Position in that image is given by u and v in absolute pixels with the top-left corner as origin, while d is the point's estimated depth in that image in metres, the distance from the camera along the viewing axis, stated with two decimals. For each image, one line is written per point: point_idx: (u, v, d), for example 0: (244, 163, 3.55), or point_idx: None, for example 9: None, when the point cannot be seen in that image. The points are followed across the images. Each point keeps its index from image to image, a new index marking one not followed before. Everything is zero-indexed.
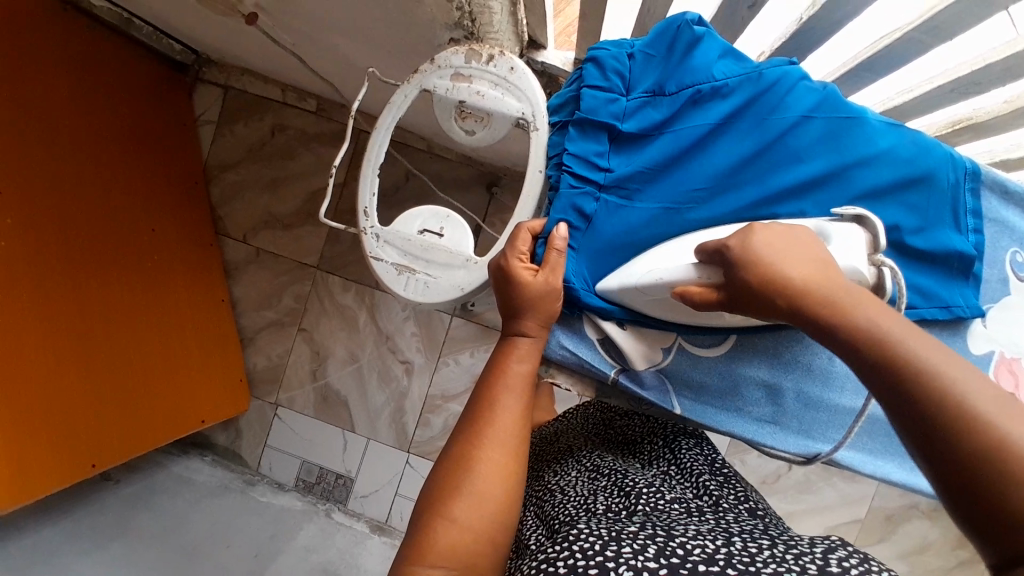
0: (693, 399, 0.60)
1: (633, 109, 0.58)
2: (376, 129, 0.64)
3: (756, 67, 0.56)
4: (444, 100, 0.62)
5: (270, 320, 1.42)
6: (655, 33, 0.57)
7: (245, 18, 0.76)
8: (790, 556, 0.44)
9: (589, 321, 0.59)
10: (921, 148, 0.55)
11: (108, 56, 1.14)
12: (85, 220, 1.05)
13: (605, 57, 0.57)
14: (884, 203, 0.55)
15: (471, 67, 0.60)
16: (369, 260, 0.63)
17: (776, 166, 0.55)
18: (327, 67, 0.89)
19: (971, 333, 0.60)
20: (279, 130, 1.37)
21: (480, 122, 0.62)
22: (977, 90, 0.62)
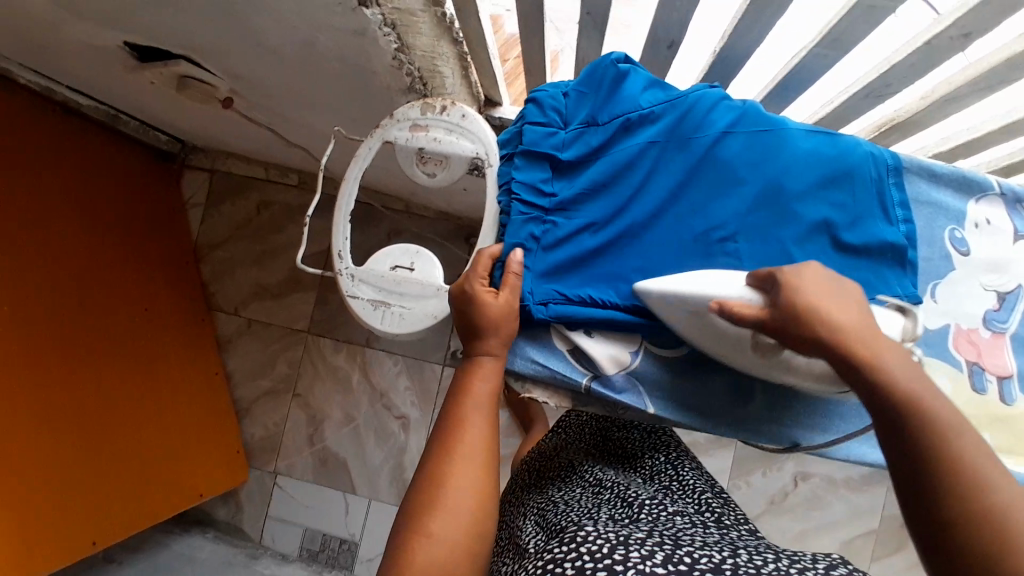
0: (664, 398, 0.62)
1: (572, 140, 0.63)
2: (346, 180, 0.69)
3: (678, 93, 0.62)
4: (405, 149, 0.67)
5: (265, 388, 1.43)
6: (585, 74, 0.64)
7: (221, 101, 0.82)
8: (794, 570, 0.47)
9: (557, 333, 0.62)
10: (839, 147, 0.61)
11: (98, 151, 1.22)
12: (79, 304, 1.09)
13: (543, 97, 0.64)
14: (814, 200, 0.60)
15: (426, 118, 0.66)
16: (346, 298, 0.67)
17: (705, 178, 0.61)
18: (303, 141, 0.96)
19: (924, 309, 0.64)
20: (264, 206, 1.44)
21: (439, 164, 0.67)
22: (886, 92, 0.68)
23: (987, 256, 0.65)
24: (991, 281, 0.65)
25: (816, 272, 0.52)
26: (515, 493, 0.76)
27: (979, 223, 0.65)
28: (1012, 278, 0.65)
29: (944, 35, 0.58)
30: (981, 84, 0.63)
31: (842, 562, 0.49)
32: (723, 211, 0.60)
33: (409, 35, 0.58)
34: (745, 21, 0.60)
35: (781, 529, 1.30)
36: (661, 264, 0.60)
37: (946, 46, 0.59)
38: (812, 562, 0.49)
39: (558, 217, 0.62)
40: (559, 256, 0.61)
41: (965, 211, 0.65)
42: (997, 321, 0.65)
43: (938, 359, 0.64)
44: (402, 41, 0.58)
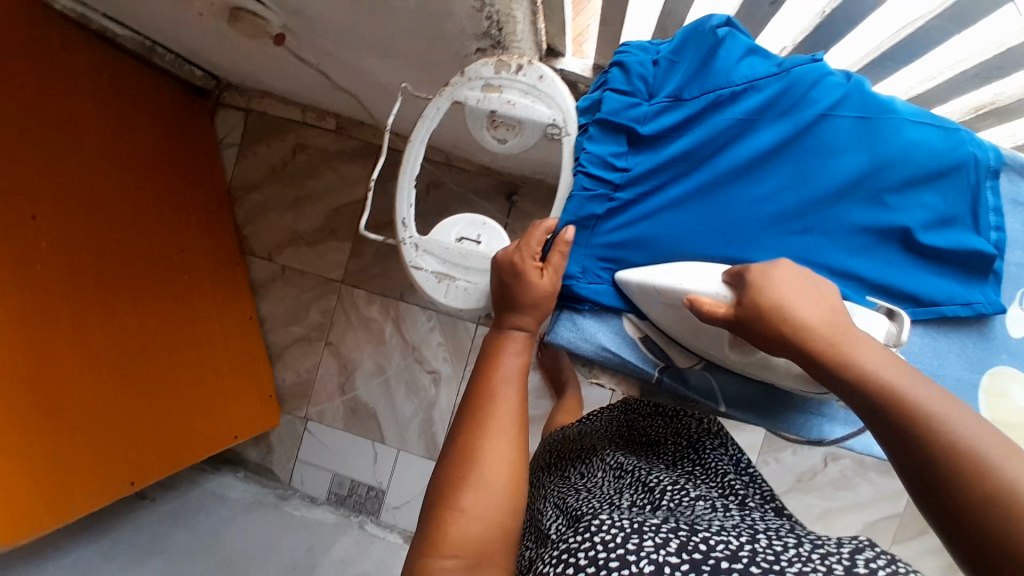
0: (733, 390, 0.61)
1: (655, 113, 0.58)
2: (411, 143, 0.64)
3: (781, 66, 0.56)
4: (476, 111, 0.62)
5: (297, 335, 1.44)
6: (679, 39, 0.58)
7: (273, 40, 0.77)
8: (817, 555, 0.44)
9: (628, 320, 0.60)
10: (954, 138, 0.55)
11: (134, 85, 1.18)
12: (119, 246, 1.08)
13: (631, 61, 0.58)
14: (912, 195, 0.55)
15: (500, 78, 0.61)
16: (409, 269, 0.64)
17: (792, 162, 0.57)
18: (352, 84, 0.92)
19: (1010, 318, 0.59)
20: (301, 150, 1.40)
21: (510, 130, 0.63)
22: (997, 74, 0.63)
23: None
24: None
25: (793, 272, 0.49)
26: (539, 472, 0.77)
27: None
28: None
29: None
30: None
31: (870, 544, 0.45)
32: (806, 200, 0.56)
33: None
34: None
35: (807, 506, 1.30)
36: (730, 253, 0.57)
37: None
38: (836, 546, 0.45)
39: (630, 195, 0.59)
40: (623, 238, 0.58)
41: None
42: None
43: (1019, 368, 0.59)
44: None
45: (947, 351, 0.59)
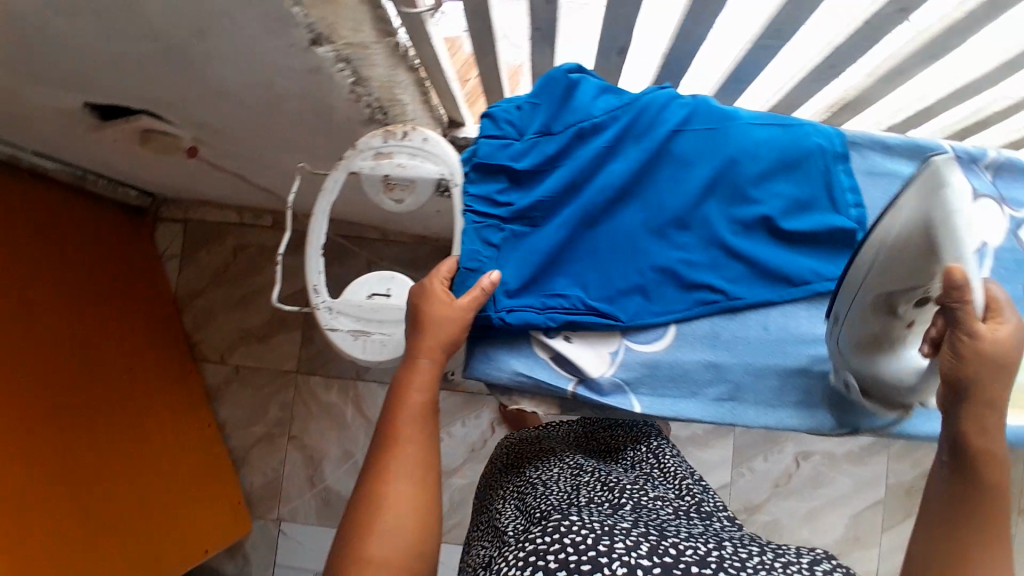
0: (649, 393, 0.63)
1: (527, 150, 0.63)
2: (313, 217, 0.62)
3: (632, 98, 0.63)
4: (371, 178, 0.63)
5: (260, 435, 1.41)
6: (538, 86, 0.64)
7: (187, 152, 0.82)
8: (778, 564, 0.48)
9: (537, 342, 0.62)
10: (791, 134, 0.63)
11: (69, 215, 1.20)
12: (61, 374, 1.08)
13: (497, 112, 0.64)
14: (766, 186, 0.63)
15: (389, 145, 0.62)
16: (325, 332, 0.62)
17: (659, 177, 0.63)
18: (273, 182, 0.96)
19: None
20: (241, 250, 1.43)
21: (405, 190, 0.64)
22: (830, 75, 0.67)
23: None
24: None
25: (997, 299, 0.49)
26: (495, 475, 0.80)
27: None
28: None
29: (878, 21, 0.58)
30: (926, 53, 0.62)
31: (828, 557, 0.50)
32: (676, 208, 0.63)
33: (365, 66, 0.59)
34: (692, 15, 0.58)
35: (790, 512, 1.31)
36: (619, 264, 0.63)
37: (886, 21, 0.57)
38: (798, 557, 0.50)
39: (519, 226, 0.63)
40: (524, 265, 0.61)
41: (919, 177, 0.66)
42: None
43: None
44: (358, 74, 0.59)
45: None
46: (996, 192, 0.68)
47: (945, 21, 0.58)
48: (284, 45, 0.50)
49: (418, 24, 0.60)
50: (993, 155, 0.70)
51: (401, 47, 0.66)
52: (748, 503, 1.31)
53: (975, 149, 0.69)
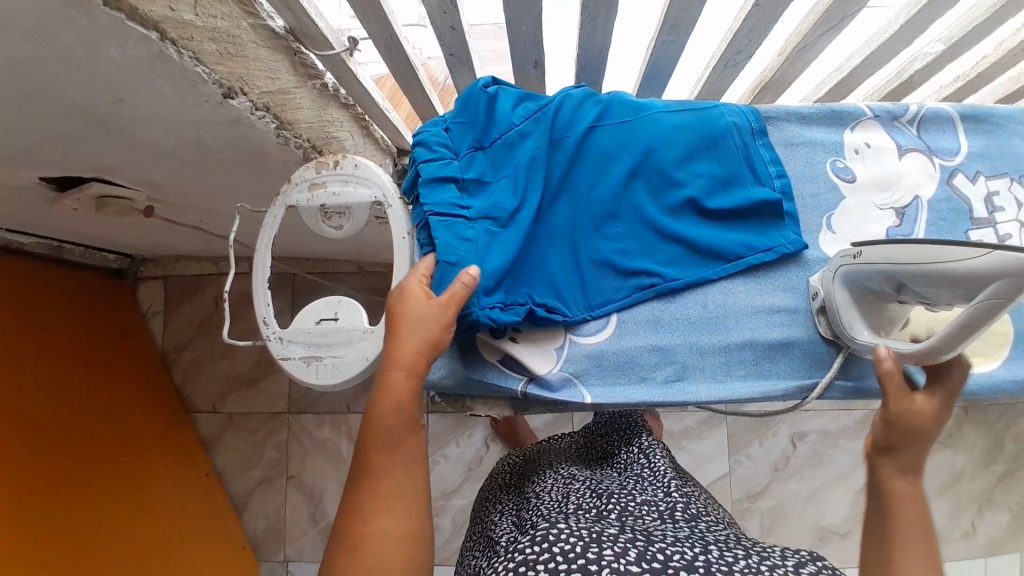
0: (599, 383, 0.61)
1: (466, 165, 0.62)
2: (257, 252, 0.62)
3: (548, 102, 0.63)
4: (308, 209, 0.63)
5: (259, 478, 1.43)
6: (458, 105, 0.63)
7: (143, 211, 0.85)
8: (763, 564, 0.50)
9: (484, 345, 0.62)
10: (706, 116, 0.63)
11: (49, 284, 1.24)
12: (53, 439, 1.10)
13: (427, 137, 0.61)
14: (690, 167, 0.63)
15: (322, 175, 0.62)
16: (279, 361, 0.61)
17: (587, 174, 0.64)
18: (233, 229, 0.99)
19: (822, 240, 0.65)
20: (222, 299, 1.46)
21: (343, 216, 0.63)
22: (740, 59, 0.67)
23: (875, 177, 0.67)
24: (887, 199, 0.67)
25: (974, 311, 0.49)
26: (497, 494, 0.80)
27: (859, 149, 0.67)
28: (907, 192, 0.67)
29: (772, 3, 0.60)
30: (826, 24, 0.61)
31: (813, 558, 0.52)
32: (609, 201, 0.63)
33: (287, 111, 0.62)
34: (589, 14, 0.58)
35: (794, 494, 1.31)
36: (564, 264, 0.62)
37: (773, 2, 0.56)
38: (782, 560, 0.51)
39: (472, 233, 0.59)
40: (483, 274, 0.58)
41: (841, 142, 0.68)
42: (903, 235, 0.66)
43: None
44: (280, 120, 0.61)
45: (774, 290, 0.64)
46: (922, 145, 0.68)
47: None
48: (198, 100, 0.53)
49: (340, 63, 0.62)
50: (915, 109, 0.68)
51: (330, 87, 0.67)
52: (750, 490, 1.31)
53: (894, 107, 0.68)
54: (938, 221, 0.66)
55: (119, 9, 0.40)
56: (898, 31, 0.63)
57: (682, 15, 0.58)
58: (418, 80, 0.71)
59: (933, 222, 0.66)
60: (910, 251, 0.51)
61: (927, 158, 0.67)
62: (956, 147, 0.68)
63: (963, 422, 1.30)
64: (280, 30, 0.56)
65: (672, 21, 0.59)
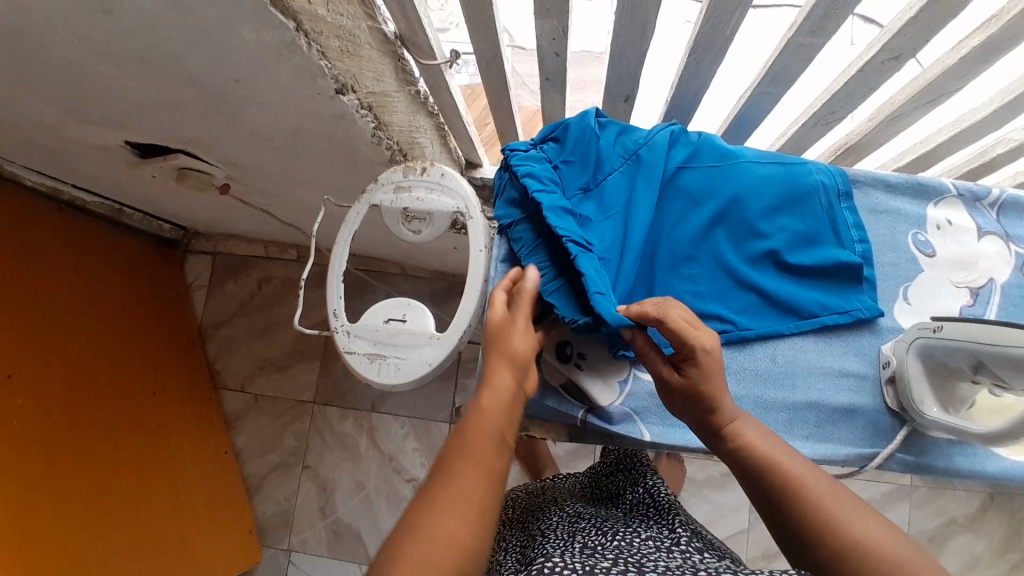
0: (659, 423, 0.60)
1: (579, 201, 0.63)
2: (336, 245, 0.64)
3: (639, 139, 0.64)
4: (391, 211, 0.65)
5: (275, 463, 1.43)
6: (568, 140, 0.64)
7: (218, 187, 0.88)
8: None
9: (550, 368, 0.61)
10: (797, 171, 0.63)
11: (105, 246, 1.27)
12: (85, 398, 1.12)
13: (536, 168, 0.61)
14: (776, 220, 0.63)
15: (408, 179, 0.64)
16: (344, 355, 0.62)
17: (673, 213, 0.64)
18: (295, 216, 1.01)
19: (897, 310, 0.64)
20: (265, 282, 1.48)
21: (424, 221, 0.64)
22: (831, 119, 0.66)
23: (951, 255, 0.65)
24: (962, 278, 0.64)
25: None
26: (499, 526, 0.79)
27: (941, 224, 0.66)
28: (983, 273, 0.64)
29: None
30: (924, 97, 0.60)
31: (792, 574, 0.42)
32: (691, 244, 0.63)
33: (385, 112, 0.63)
34: (693, 59, 0.59)
35: None
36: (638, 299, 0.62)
37: (880, 68, 0.55)
38: None
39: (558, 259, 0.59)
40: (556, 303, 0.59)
41: (925, 215, 0.66)
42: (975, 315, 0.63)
43: None
44: (379, 119, 0.63)
45: (843, 354, 0.63)
46: (999, 230, 0.65)
47: (938, 68, 0.56)
48: (312, 93, 0.55)
49: (439, 73, 0.64)
50: (997, 192, 0.66)
51: (422, 95, 0.70)
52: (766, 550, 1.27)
53: (978, 188, 0.66)
54: (1012, 307, 0.64)
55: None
56: (995, 112, 0.61)
57: (785, 72, 0.58)
58: (507, 99, 0.72)
59: (1005, 307, 0.64)
60: (996, 334, 0.50)
61: (1004, 244, 0.65)
62: None
63: (998, 513, 1.25)
64: (391, 34, 0.58)
65: (774, 76, 0.59)
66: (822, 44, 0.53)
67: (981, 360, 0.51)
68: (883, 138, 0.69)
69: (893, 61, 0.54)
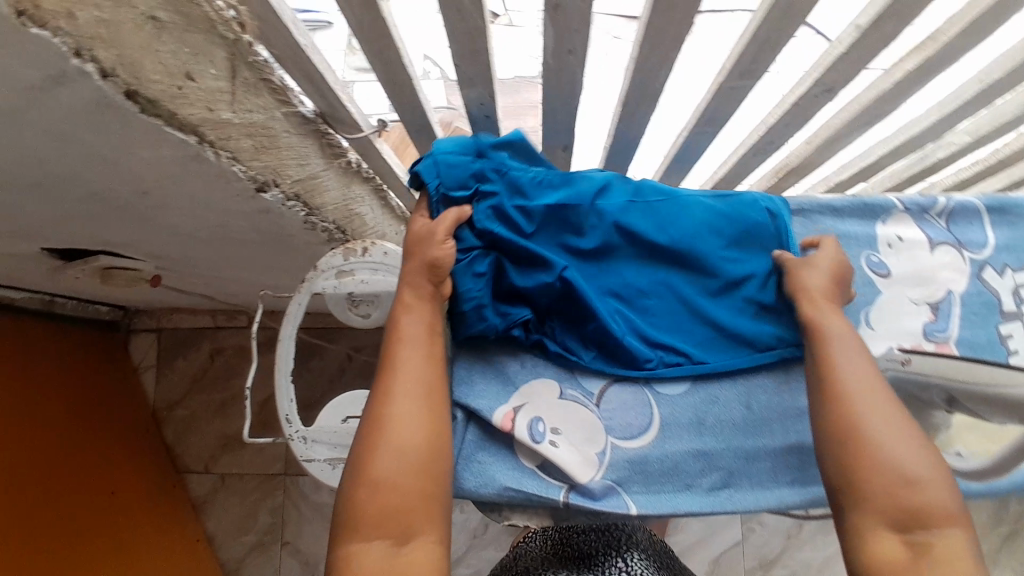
0: (642, 490, 0.59)
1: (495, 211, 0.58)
2: (280, 341, 0.60)
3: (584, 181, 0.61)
4: (335, 297, 0.62)
5: (251, 544, 1.36)
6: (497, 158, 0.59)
7: (149, 280, 0.82)
8: None
9: (523, 451, 0.59)
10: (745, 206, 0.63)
11: (43, 342, 1.19)
12: (41, 513, 1.03)
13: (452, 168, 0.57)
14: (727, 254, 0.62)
15: (350, 262, 0.60)
16: (302, 462, 0.59)
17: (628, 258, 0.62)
18: (237, 294, 0.96)
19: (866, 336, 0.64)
20: (218, 354, 1.41)
21: (371, 304, 0.63)
22: (771, 149, 0.68)
23: (908, 271, 0.66)
24: (920, 295, 0.66)
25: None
26: None
27: (892, 243, 0.67)
28: (940, 287, 0.66)
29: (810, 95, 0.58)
30: (861, 120, 0.62)
31: None
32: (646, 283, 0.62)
33: (316, 195, 0.60)
34: (627, 109, 0.58)
35: (807, 562, 1.27)
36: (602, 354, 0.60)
37: (813, 101, 0.57)
38: None
39: (483, 267, 0.57)
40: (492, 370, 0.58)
41: (874, 236, 0.67)
42: (938, 331, 0.65)
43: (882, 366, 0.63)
44: (309, 205, 0.60)
45: None
46: (951, 238, 0.68)
47: (870, 92, 0.59)
48: (230, 194, 0.52)
49: (368, 144, 0.61)
50: (944, 201, 0.69)
51: (354, 164, 0.65)
52: (761, 557, 1.27)
53: (923, 199, 0.69)
54: (971, 316, 0.66)
55: (156, 114, 0.39)
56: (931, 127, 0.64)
57: (718, 112, 0.58)
58: None
59: (966, 316, 0.66)
60: (967, 370, 0.52)
61: (958, 252, 0.68)
62: (983, 240, 0.68)
63: None
64: (310, 114, 0.54)
65: (709, 117, 0.59)
66: (751, 85, 0.53)
67: (954, 395, 0.54)
68: (823, 159, 0.72)
69: (825, 94, 0.55)
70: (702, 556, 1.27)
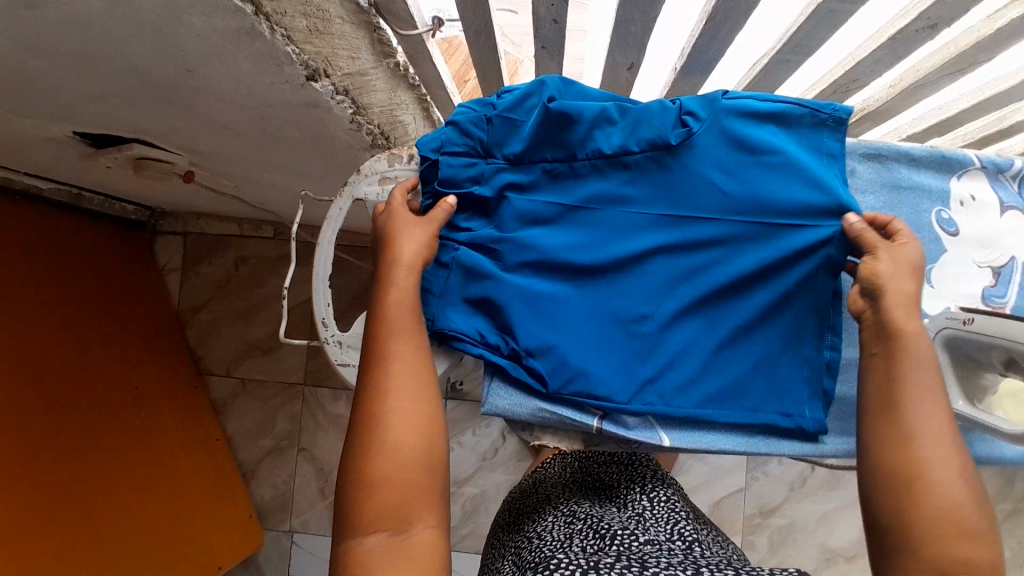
0: (677, 425, 0.57)
1: (491, 173, 0.57)
2: (319, 245, 0.58)
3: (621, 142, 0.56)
4: (379, 205, 0.59)
5: (268, 447, 1.41)
6: (515, 96, 0.56)
7: (181, 176, 0.80)
8: None
9: None
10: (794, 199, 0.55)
11: (71, 235, 1.19)
12: (66, 400, 1.07)
13: (462, 120, 0.56)
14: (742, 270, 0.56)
15: (395, 170, 0.58)
16: (338, 369, 0.59)
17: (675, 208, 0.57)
18: (268, 199, 0.94)
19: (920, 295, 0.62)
20: (242, 262, 1.41)
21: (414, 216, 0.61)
22: (853, 87, 0.65)
23: (974, 232, 0.63)
24: (984, 257, 0.62)
25: None
26: (495, 534, 0.77)
27: (965, 200, 0.63)
28: (1005, 252, 0.62)
29: (910, 26, 0.53)
30: (953, 66, 0.60)
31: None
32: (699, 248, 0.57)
33: (364, 94, 0.57)
34: (709, 25, 0.54)
35: (807, 514, 1.29)
36: (630, 300, 0.57)
37: (913, 37, 0.55)
38: None
39: (450, 259, 0.57)
40: (494, 297, 0.55)
41: (950, 190, 0.63)
42: (997, 297, 0.62)
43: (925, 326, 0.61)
44: (358, 104, 0.56)
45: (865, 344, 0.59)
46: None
47: (971, 36, 0.57)
48: (279, 82, 0.49)
49: (419, 44, 0.56)
50: (1021, 163, 0.62)
51: (402, 68, 0.60)
52: (763, 506, 1.30)
53: (1001, 159, 0.63)
54: None
55: None
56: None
57: (808, 38, 0.55)
58: (497, 68, 0.66)
59: None
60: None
61: None
62: None
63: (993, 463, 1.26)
64: (364, 3, 0.49)
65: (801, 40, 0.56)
66: (852, 9, 0.51)
67: (1014, 355, 0.52)
68: (902, 106, 0.69)
69: (928, 29, 0.53)
70: (705, 499, 1.29)
